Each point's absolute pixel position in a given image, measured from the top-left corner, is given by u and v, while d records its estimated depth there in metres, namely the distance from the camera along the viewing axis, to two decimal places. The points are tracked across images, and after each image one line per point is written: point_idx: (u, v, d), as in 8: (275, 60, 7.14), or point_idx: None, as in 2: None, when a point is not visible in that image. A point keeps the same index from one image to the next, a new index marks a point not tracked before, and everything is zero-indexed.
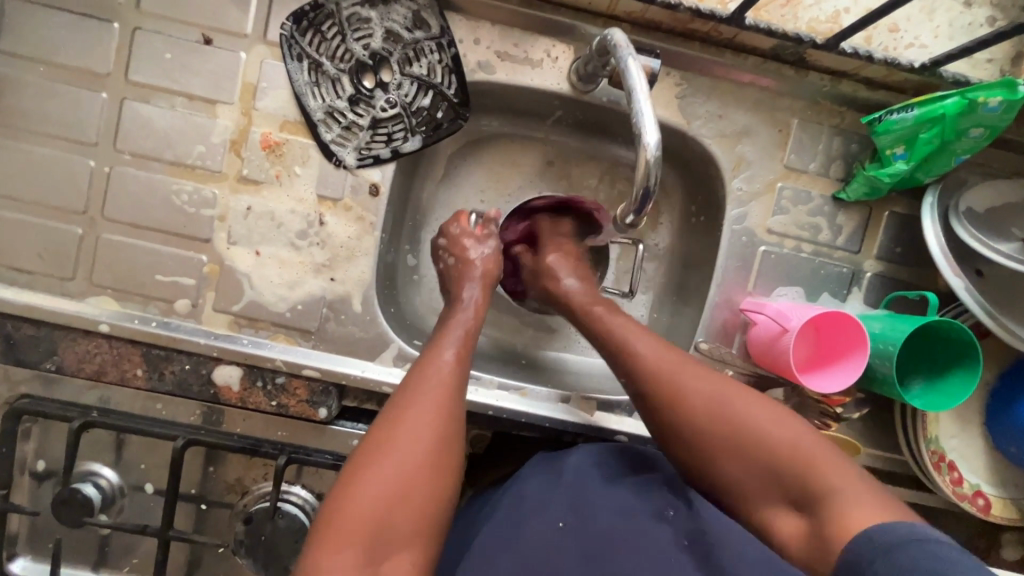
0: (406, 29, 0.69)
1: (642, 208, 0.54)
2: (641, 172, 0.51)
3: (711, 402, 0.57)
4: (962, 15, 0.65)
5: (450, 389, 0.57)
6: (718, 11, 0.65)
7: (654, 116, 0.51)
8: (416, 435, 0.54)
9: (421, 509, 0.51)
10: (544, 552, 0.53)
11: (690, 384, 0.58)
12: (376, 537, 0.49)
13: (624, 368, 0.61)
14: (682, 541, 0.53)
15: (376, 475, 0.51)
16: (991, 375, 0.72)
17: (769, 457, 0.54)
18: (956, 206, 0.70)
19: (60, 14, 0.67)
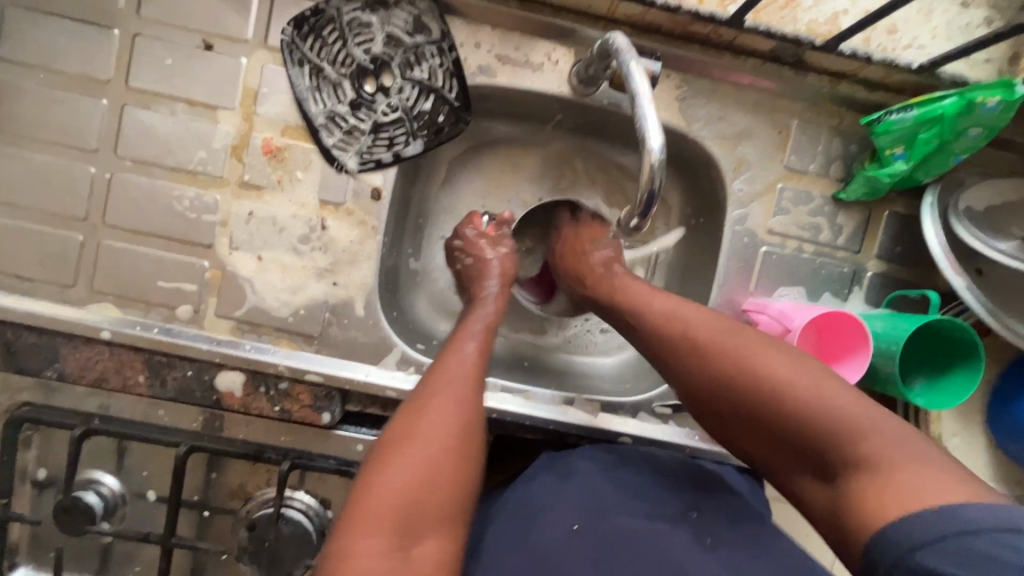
0: (407, 34, 0.69)
1: (647, 212, 0.54)
2: (646, 177, 0.51)
3: (739, 360, 0.56)
4: (959, 17, 0.66)
5: (474, 377, 0.59)
6: (718, 13, 0.65)
7: (657, 118, 0.51)
8: (443, 416, 0.54)
9: (449, 492, 0.52)
10: (566, 553, 0.55)
11: (717, 342, 0.57)
12: (404, 518, 0.49)
13: (647, 336, 0.62)
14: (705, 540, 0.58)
15: (405, 455, 0.51)
16: (993, 374, 0.72)
17: (799, 418, 0.52)
18: (955, 205, 0.70)
19: (60, 20, 0.67)
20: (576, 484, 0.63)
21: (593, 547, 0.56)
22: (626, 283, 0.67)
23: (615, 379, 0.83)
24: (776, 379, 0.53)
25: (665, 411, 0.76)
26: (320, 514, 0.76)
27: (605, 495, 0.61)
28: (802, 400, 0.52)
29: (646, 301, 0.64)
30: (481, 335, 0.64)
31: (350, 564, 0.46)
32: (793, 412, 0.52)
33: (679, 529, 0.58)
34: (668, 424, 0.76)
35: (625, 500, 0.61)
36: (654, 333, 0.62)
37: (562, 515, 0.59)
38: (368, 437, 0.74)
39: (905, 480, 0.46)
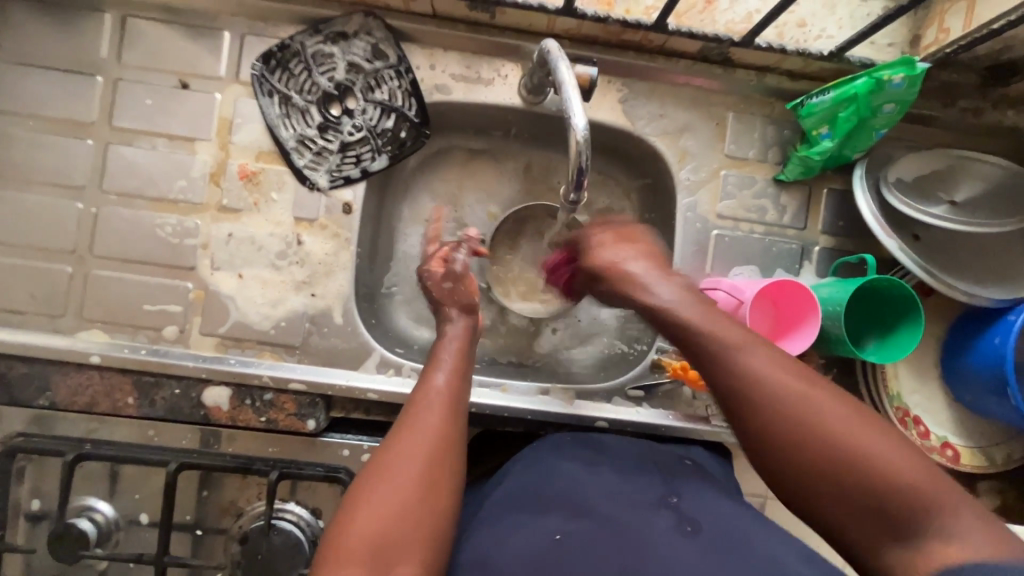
0: (367, 61, 0.75)
1: (580, 186, 0.58)
2: (572, 154, 0.55)
3: (798, 399, 0.50)
4: (861, 8, 0.73)
5: (446, 408, 0.59)
6: (644, 21, 0.72)
7: (581, 100, 0.56)
8: (410, 452, 0.55)
9: (419, 526, 0.52)
10: (552, 561, 0.54)
11: (772, 379, 0.51)
12: (378, 551, 0.49)
13: (722, 373, 0.53)
14: (684, 527, 0.57)
15: (373, 498, 0.52)
16: (942, 330, 0.76)
17: (868, 482, 0.46)
18: (886, 176, 0.74)
19: (47, 71, 0.73)
20: (563, 489, 0.61)
21: (579, 556, 0.54)
22: (682, 300, 0.59)
23: (592, 370, 0.86)
24: (847, 440, 0.48)
25: (637, 394, 0.79)
26: (311, 524, 0.77)
27: (592, 497, 0.60)
28: (865, 452, 0.47)
29: (711, 330, 0.55)
30: (451, 363, 0.64)
31: None
32: (854, 460, 0.47)
33: (658, 517, 0.58)
34: (642, 406, 0.79)
35: (608, 495, 0.60)
36: (710, 361, 0.54)
37: (546, 524, 0.57)
38: (354, 441, 0.76)
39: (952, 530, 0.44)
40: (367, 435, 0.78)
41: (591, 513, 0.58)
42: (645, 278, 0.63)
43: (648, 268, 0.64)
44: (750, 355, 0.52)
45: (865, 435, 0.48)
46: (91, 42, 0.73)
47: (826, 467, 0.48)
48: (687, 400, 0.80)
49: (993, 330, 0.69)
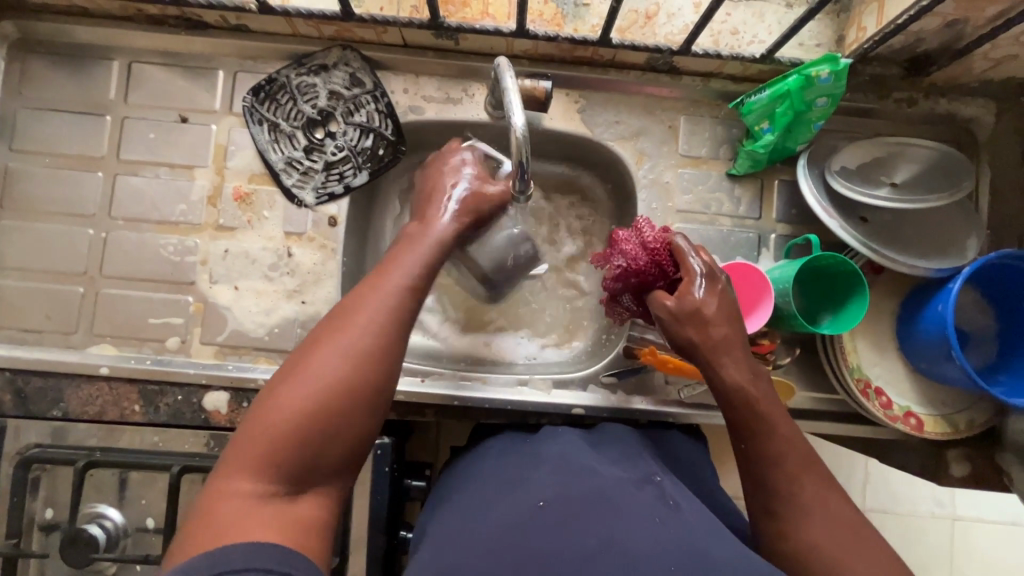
0: (346, 88, 0.83)
1: (524, 179, 0.63)
2: (515, 150, 0.60)
3: (808, 495, 0.57)
4: (787, 15, 0.81)
5: (390, 317, 0.55)
6: (591, 37, 0.79)
7: (522, 102, 0.60)
8: (337, 363, 0.51)
9: (331, 438, 0.50)
10: (535, 527, 0.54)
11: (799, 480, 0.58)
12: (295, 454, 0.48)
13: (763, 450, 0.60)
14: (665, 501, 0.58)
15: (293, 397, 0.50)
16: (896, 305, 0.81)
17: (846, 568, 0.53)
18: (830, 165, 0.79)
19: (63, 114, 0.82)
20: (552, 465, 0.63)
21: (561, 515, 0.54)
22: (747, 376, 0.63)
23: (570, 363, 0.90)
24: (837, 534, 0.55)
25: (611, 380, 0.83)
26: None
27: (583, 466, 0.62)
28: (861, 566, 0.53)
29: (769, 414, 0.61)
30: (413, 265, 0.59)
31: (224, 494, 0.46)
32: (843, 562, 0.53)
33: (643, 489, 0.59)
34: (617, 392, 0.83)
35: (598, 465, 0.63)
36: (755, 437, 0.61)
37: (530, 495, 0.58)
38: None
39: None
40: None
41: (581, 475, 0.60)
42: (726, 348, 0.63)
43: (731, 342, 0.63)
44: (786, 444, 0.60)
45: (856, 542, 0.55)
46: (101, 86, 0.82)
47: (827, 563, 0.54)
48: (660, 385, 0.84)
49: (936, 298, 0.73)
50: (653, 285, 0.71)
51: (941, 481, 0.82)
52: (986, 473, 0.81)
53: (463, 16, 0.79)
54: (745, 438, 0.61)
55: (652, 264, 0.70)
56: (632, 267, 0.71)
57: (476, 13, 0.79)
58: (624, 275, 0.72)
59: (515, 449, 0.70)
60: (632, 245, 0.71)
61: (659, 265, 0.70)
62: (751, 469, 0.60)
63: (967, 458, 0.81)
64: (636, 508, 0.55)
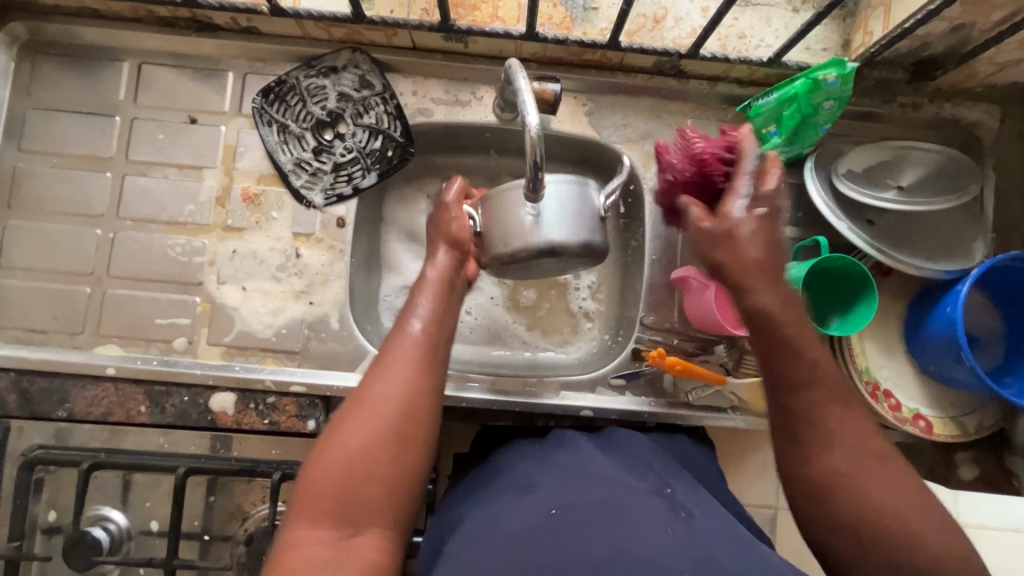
0: (355, 90, 0.83)
1: (537, 179, 0.61)
2: (528, 151, 0.58)
3: (847, 437, 0.55)
4: (793, 19, 0.81)
5: (420, 364, 0.59)
6: (599, 40, 0.80)
7: (535, 102, 0.59)
8: (379, 414, 0.55)
9: (383, 480, 0.53)
10: (547, 533, 0.54)
11: (827, 409, 0.56)
12: (347, 505, 0.51)
13: (790, 377, 0.57)
14: (679, 513, 0.58)
15: (340, 453, 0.53)
16: (904, 306, 0.81)
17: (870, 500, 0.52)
18: (836, 168, 0.80)
19: (70, 114, 0.82)
20: (559, 473, 0.63)
21: (573, 521, 0.55)
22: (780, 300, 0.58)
23: (577, 366, 0.90)
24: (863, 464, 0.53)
25: (620, 382, 0.83)
26: None
27: (591, 476, 0.62)
28: (886, 497, 0.52)
29: (799, 339, 0.57)
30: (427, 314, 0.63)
31: (291, 551, 0.49)
32: (888, 507, 0.52)
33: (655, 500, 0.59)
34: (626, 394, 0.83)
35: (608, 475, 0.63)
36: (783, 360, 0.57)
37: (541, 502, 0.59)
38: None
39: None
40: None
41: (589, 483, 0.61)
42: (760, 270, 0.58)
43: (766, 265, 0.58)
44: (815, 372, 0.57)
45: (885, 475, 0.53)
46: (110, 86, 0.82)
47: (850, 494, 0.53)
48: (669, 386, 0.83)
49: (945, 300, 0.73)
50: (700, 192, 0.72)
51: (951, 484, 0.81)
52: (995, 475, 0.81)
53: (473, 19, 0.79)
54: (771, 366, 0.58)
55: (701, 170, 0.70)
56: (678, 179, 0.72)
57: (485, 17, 0.79)
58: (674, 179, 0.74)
59: (523, 454, 0.71)
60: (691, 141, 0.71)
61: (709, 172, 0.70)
62: (778, 393, 0.58)
63: (976, 460, 0.82)
64: (651, 519, 0.55)
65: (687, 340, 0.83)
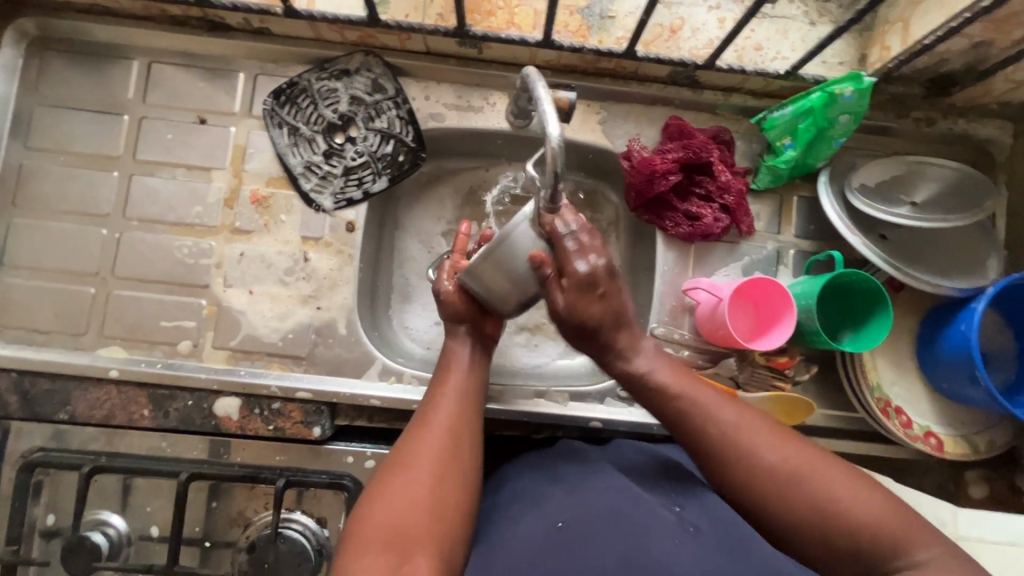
0: (367, 94, 0.83)
1: (557, 190, 0.58)
2: (549, 160, 0.56)
3: (751, 447, 0.55)
4: (810, 32, 0.81)
5: (463, 406, 0.63)
6: (615, 49, 0.79)
7: (556, 111, 0.57)
8: (432, 449, 0.58)
9: (433, 509, 0.53)
10: (556, 547, 0.54)
11: (714, 421, 0.57)
12: (398, 535, 0.51)
13: (667, 405, 0.61)
14: (687, 526, 0.58)
15: (392, 488, 0.54)
16: (915, 323, 0.81)
17: (792, 483, 0.52)
18: (850, 182, 0.79)
19: (78, 113, 0.81)
20: (565, 486, 0.63)
21: (581, 533, 0.55)
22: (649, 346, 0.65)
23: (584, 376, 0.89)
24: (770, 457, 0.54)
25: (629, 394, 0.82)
26: (317, 534, 0.78)
27: (597, 487, 0.62)
28: (806, 476, 0.52)
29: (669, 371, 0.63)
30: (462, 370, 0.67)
31: None
32: (811, 496, 0.51)
33: (662, 512, 0.59)
34: (635, 406, 0.82)
35: (613, 486, 0.62)
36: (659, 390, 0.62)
37: (548, 514, 0.58)
38: (357, 448, 0.78)
39: (918, 552, 0.48)
40: (371, 443, 0.80)
41: (595, 495, 0.60)
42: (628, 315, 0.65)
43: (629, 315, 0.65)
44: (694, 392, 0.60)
45: (804, 462, 0.53)
46: (119, 85, 0.81)
47: (777, 487, 0.53)
48: None
49: (959, 318, 0.73)
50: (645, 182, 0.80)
51: (959, 502, 0.81)
52: (1003, 493, 0.81)
53: (488, 25, 0.79)
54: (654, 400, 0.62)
55: (653, 180, 0.80)
56: (638, 167, 0.80)
57: (501, 23, 0.79)
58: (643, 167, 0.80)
59: (532, 465, 0.70)
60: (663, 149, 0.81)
61: (648, 174, 0.79)
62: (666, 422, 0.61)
63: (984, 477, 0.82)
64: (658, 532, 0.55)
65: (697, 352, 0.81)
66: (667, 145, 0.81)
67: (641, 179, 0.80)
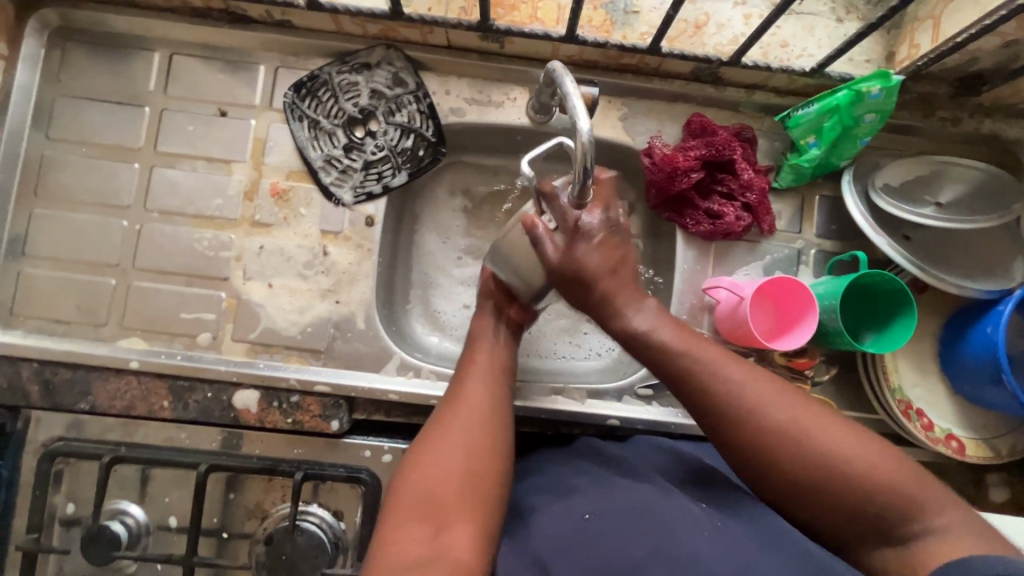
0: (388, 88, 0.82)
1: (585, 186, 0.59)
2: (578, 155, 0.56)
3: (764, 411, 0.54)
4: (837, 29, 0.80)
5: (489, 384, 0.65)
6: (639, 44, 0.78)
7: (585, 106, 0.57)
8: (463, 423, 0.60)
9: (467, 480, 0.55)
10: (584, 541, 0.54)
11: (725, 386, 0.56)
12: (435, 506, 0.53)
13: (676, 370, 0.59)
14: (716, 520, 0.57)
15: (425, 462, 0.56)
16: (938, 325, 0.80)
17: (813, 449, 0.52)
18: (874, 182, 0.78)
19: (100, 104, 0.81)
20: (589, 480, 0.63)
21: (609, 527, 0.55)
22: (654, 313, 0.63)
23: (607, 371, 0.89)
24: (784, 422, 0.53)
25: (647, 392, 0.82)
26: (334, 527, 0.78)
27: (624, 483, 0.62)
28: (825, 440, 0.52)
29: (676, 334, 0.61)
30: (493, 348, 0.69)
31: (389, 550, 0.51)
32: (833, 459, 0.51)
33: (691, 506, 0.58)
34: (652, 404, 0.82)
35: (639, 483, 0.62)
36: (667, 354, 0.60)
37: (574, 507, 0.59)
38: (375, 443, 0.78)
39: (945, 521, 0.48)
40: (388, 437, 0.81)
41: (619, 491, 0.60)
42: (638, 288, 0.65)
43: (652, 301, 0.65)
44: (704, 355, 0.58)
45: (820, 427, 0.53)
46: (140, 77, 0.81)
47: (798, 456, 0.52)
48: None
49: (985, 320, 0.72)
50: (666, 180, 0.80)
51: (979, 506, 0.80)
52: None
53: (512, 19, 0.78)
54: (662, 365, 0.60)
55: (675, 178, 0.79)
56: (660, 164, 0.79)
57: (524, 17, 0.78)
58: (665, 164, 0.79)
59: (554, 462, 0.70)
60: (683, 146, 0.80)
61: (670, 172, 0.79)
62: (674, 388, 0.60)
63: (1004, 481, 0.81)
64: (689, 524, 0.54)
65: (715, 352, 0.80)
66: (688, 143, 0.80)
67: (663, 176, 0.80)
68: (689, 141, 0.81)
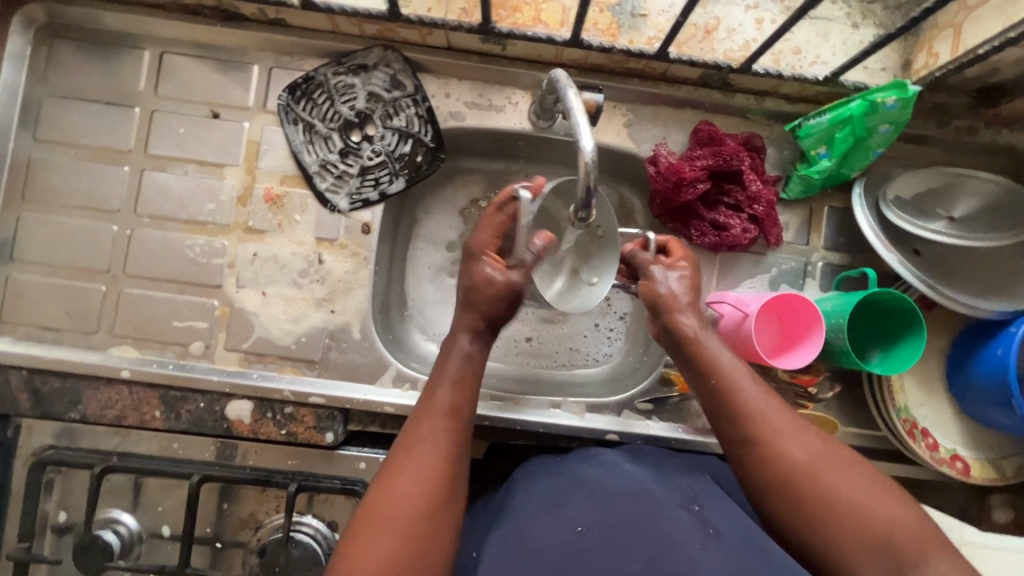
0: (385, 90, 0.79)
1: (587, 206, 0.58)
2: (582, 174, 0.55)
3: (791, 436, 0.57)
4: (852, 36, 0.77)
5: (460, 410, 0.60)
6: (646, 50, 0.76)
7: (589, 123, 0.55)
8: (431, 458, 0.56)
9: (431, 526, 0.53)
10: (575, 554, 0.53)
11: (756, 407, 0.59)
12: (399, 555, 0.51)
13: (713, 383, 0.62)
14: (707, 529, 0.56)
15: (391, 505, 0.53)
16: (946, 342, 0.78)
17: (829, 484, 0.54)
18: (885, 195, 0.75)
19: (89, 104, 0.78)
20: (585, 486, 0.62)
21: (602, 541, 0.54)
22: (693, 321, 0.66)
23: (604, 383, 0.87)
24: (808, 455, 0.56)
25: (647, 407, 0.80)
26: (328, 538, 0.77)
27: (617, 490, 0.60)
28: (843, 479, 0.54)
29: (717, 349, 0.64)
30: (462, 365, 0.64)
31: None
32: (847, 499, 0.53)
33: (679, 516, 0.57)
34: (652, 419, 0.80)
35: (630, 488, 0.60)
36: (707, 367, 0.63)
37: (568, 518, 0.57)
38: (370, 454, 0.77)
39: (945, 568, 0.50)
40: (383, 449, 0.79)
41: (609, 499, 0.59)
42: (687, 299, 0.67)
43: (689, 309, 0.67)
44: (742, 374, 0.62)
45: (841, 466, 0.55)
46: (130, 77, 0.79)
47: (815, 486, 0.54)
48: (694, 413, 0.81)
49: (996, 341, 0.71)
50: (671, 188, 0.77)
51: (982, 526, 0.80)
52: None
53: (514, 21, 0.75)
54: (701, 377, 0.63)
55: (681, 188, 0.77)
56: (665, 172, 0.77)
57: (527, 20, 0.75)
58: (671, 172, 0.76)
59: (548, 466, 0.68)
60: (691, 154, 0.78)
61: (676, 181, 0.76)
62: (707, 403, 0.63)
63: (1007, 501, 0.80)
64: (679, 539, 0.53)
65: None
66: (694, 151, 0.78)
67: (669, 185, 0.77)
68: (696, 149, 0.78)
